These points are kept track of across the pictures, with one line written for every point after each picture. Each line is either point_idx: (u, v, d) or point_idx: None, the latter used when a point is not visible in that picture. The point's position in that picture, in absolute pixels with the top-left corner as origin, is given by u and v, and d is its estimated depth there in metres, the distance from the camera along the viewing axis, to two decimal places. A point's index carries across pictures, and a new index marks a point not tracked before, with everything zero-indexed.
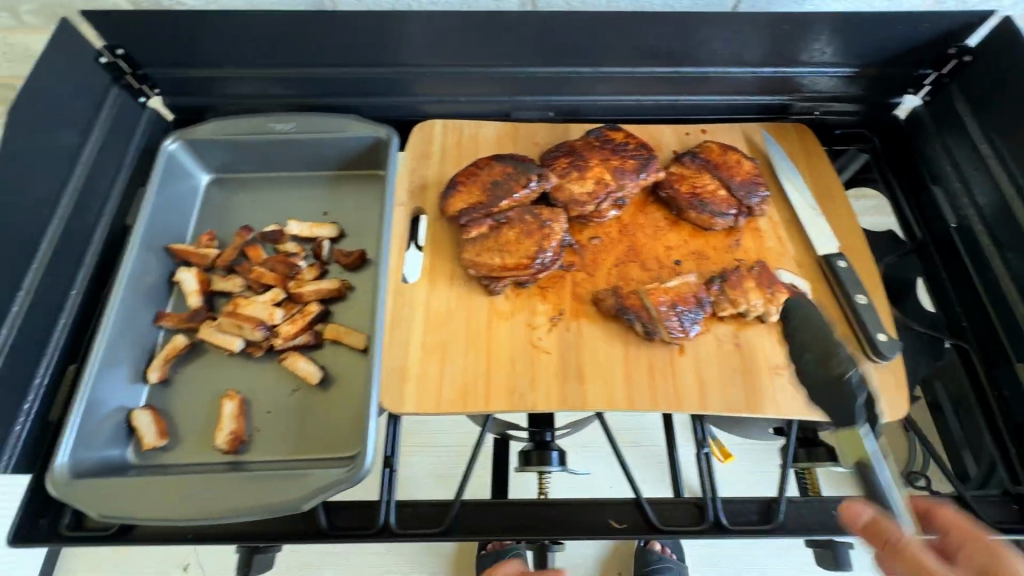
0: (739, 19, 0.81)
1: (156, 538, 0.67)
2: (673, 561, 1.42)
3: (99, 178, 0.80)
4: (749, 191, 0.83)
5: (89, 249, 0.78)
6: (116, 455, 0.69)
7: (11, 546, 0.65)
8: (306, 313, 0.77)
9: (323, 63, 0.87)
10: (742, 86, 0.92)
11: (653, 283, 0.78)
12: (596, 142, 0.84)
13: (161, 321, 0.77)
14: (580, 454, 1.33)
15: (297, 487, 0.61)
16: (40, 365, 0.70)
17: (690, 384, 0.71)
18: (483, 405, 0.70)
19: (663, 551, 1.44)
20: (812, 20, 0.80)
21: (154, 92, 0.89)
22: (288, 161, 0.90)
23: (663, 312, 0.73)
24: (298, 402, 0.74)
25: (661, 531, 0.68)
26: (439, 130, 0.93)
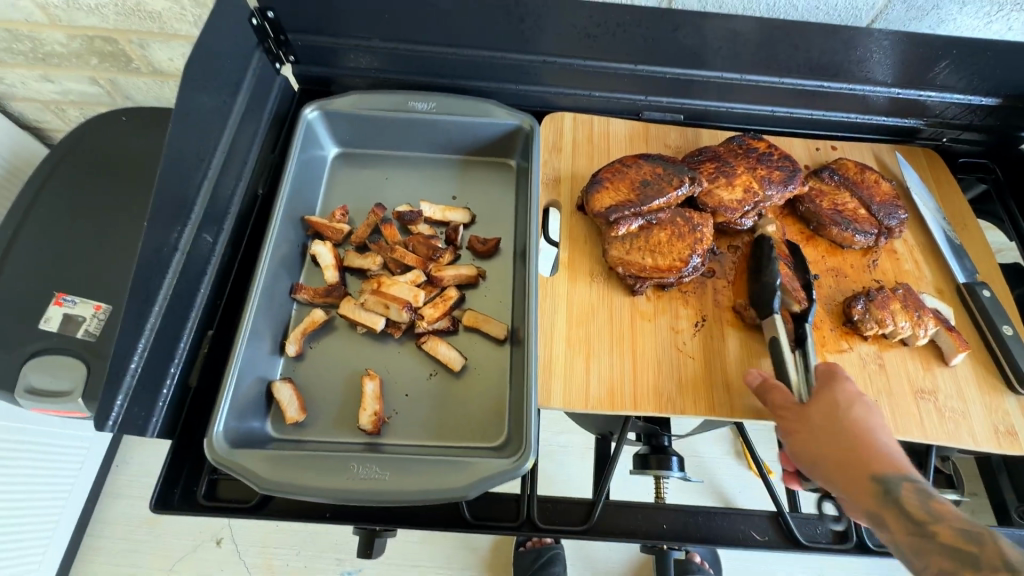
0: (901, 38, 0.78)
1: (293, 513, 0.65)
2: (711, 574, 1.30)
3: (240, 142, 0.79)
4: (889, 212, 0.83)
5: (228, 212, 0.76)
6: (257, 427, 0.67)
7: (152, 512, 0.62)
8: (448, 298, 0.76)
9: (461, 44, 0.84)
10: (875, 107, 0.90)
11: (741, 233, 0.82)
12: (741, 150, 0.83)
13: (297, 294, 0.76)
14: (693, 461, 1.45)
15: (463, 475, 0.61)
16: (185, 328, 0.68)
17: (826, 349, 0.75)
18: (630, 407, 0.70)
19: (702, 563, 1.32)
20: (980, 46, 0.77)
21: (289, 59, 0.87)
22: (418, 143, 0.89)
23: (791, 283, 0.73)
24: (435, 388, 0.73)
25: (802, 545, 0.68)
26: (570, 124, 0.91)
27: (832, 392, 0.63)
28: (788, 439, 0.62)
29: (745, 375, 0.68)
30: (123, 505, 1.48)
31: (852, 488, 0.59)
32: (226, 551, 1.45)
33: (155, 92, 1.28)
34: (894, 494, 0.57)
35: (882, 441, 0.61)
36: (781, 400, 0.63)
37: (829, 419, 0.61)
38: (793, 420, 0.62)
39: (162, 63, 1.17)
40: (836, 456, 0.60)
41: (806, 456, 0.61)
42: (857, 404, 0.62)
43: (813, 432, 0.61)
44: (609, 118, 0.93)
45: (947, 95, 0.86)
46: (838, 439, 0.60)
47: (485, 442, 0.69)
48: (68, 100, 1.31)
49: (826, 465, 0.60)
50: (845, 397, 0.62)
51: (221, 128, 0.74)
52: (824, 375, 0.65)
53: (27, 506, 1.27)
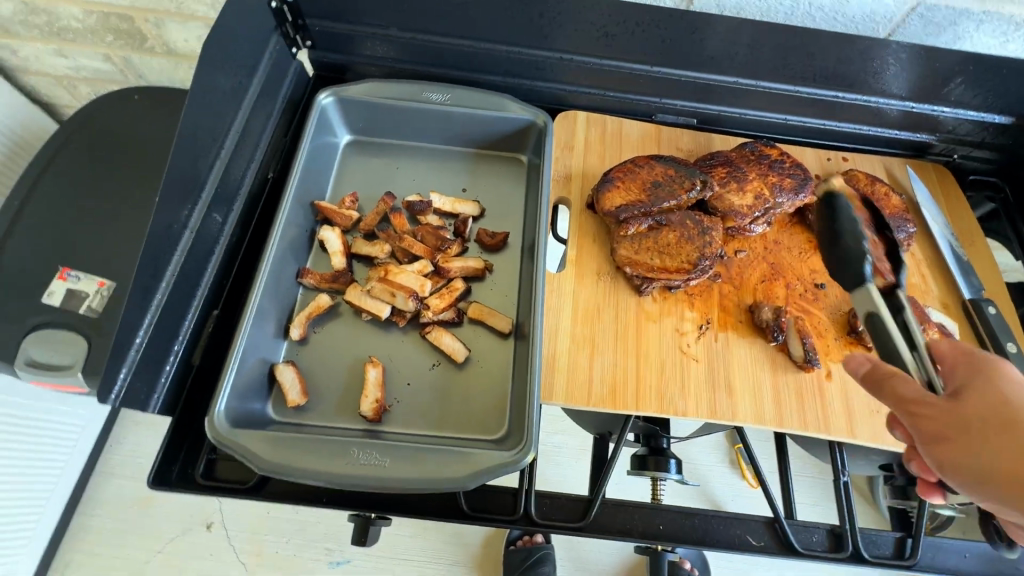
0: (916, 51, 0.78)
1: (290, 497, 0.64)
2: None
3: (253, 124, 0.79)
4: (898, 226, 0.83)
5: (239, 192, 0.76)
6: (258, 408, 0.67)
7: (149, 488, 0.62)
8: (454, 290, 0.76)
9: (477, 37, 0.84)
10: (887, 120, 0.90)
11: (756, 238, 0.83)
12: (753, 156, 0.83)
13: (303, 278, 0.76)
14: (690, 465, 1.45)
15: (463, 466, 0.61)
16: (191, 306, 0.68)
17: (831, 358, 0.75)
18: (633, 406, 0.70)
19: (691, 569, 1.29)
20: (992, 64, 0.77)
21: (306, 44, 0.87)
22: (431, 134, 0.89)
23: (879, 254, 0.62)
24: (438, 378, 0.73)
25: (797, 553, 0.68)
26: (583, 123, 0.91)
27: (981, 385, 0.53)
28: (936, 449, 0.53)
29: (848, 363, 0.59)
30: (114, 484, 1.48)
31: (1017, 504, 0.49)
32: (215, 536, 1.45)
33: (169, 73, 1.28)
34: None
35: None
36: (915, 395, 0.53)
37: (986, 422, 0.52)
38: (937, 424, 0.52)
39: (177, 43, 1.17)
40: (1001, 467, 0.50)
41: (957, 467, 0.52)
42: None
43: (966, 438, 0.52)
44: (622, 119, 0.93)
45: (959, 111, 0.86)
46: (1012, 448, 0.50)
47: (486, 435, 0.69)
48: (81, 76, 1.31)
49: (996, 481, 0.50)
50: (1005, 389, 0.53)
51: (236, 110, 0.74)
52: (962, 358, 0.56)
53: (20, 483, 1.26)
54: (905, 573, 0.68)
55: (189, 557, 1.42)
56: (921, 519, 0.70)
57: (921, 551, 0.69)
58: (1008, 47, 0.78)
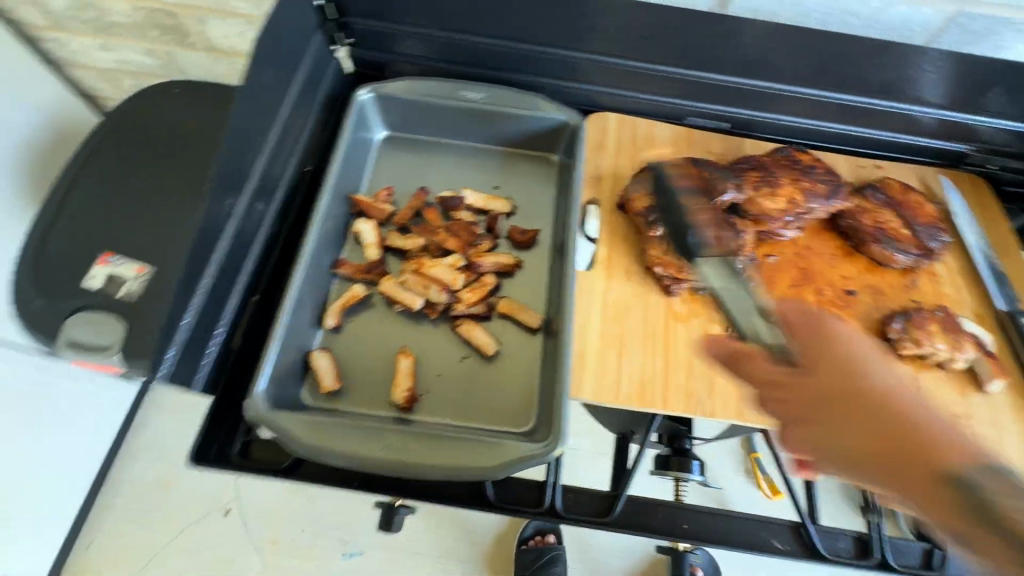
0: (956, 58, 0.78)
1: (322, 480, 0.66)
2: None
3: (295, 118, 0.81)
4: (932, 234, 0.82)
5: (280, 184, 0.78)
6: (293, 393, 0.69)
7: (189, 465, 0.64)
8: (485, 284, 0.78)
9: (513, 37, 0.85)
10: (922, 128, 0.89)
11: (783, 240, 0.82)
12: (786, 161, 0.83)
13: (339, 268, 0.78)
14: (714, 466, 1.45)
15: (493, 456, 0.62)
16: (232, 292, 0.70)
17: None
18: (661, 405, 0.70)
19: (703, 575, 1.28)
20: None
21: (346, 41, 0.89)
22: (465, 131, 0.91)
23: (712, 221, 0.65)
24: (467, 371, 0.74)
25: (824, 558, 0.67)
26: (614, 124, 0.92)
27: (828, 349, 0.53)
28: (803, 432, 0.53)
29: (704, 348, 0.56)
30: (138, 467, 1.52)
31: (907, 491, 0.47)
32: (233, 522, 1.48)
33: (207, 68, 1.31)
34: (950, 480, 0.45)
35: (899, 406, 0.50)
36: (771, 375, 0.53)
37: (832, 390, 0.52)
38: (802, 404, 0.52)
39: (218, 39, 1.20)
40: (851, 439, 0.50)
41: (824, 447, 0.52)
42: (873, 365, 0.53)
43: (831, 416, 0.52)
44: (653, 121, 0.93)
45: (997, 120, 0.85)
46: (860, 421, 0.50)
47: (513, 428, 0.70)
48: (123, 69, 1.35)
49: (848, 456, 0.50)
50: (847, 352, 0.53)
51: (280, 104, 0.77)
52: (800, 323, 0.54)
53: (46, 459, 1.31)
54: None
55: (208, 541, 1.46)
56: None
57: None
58: None
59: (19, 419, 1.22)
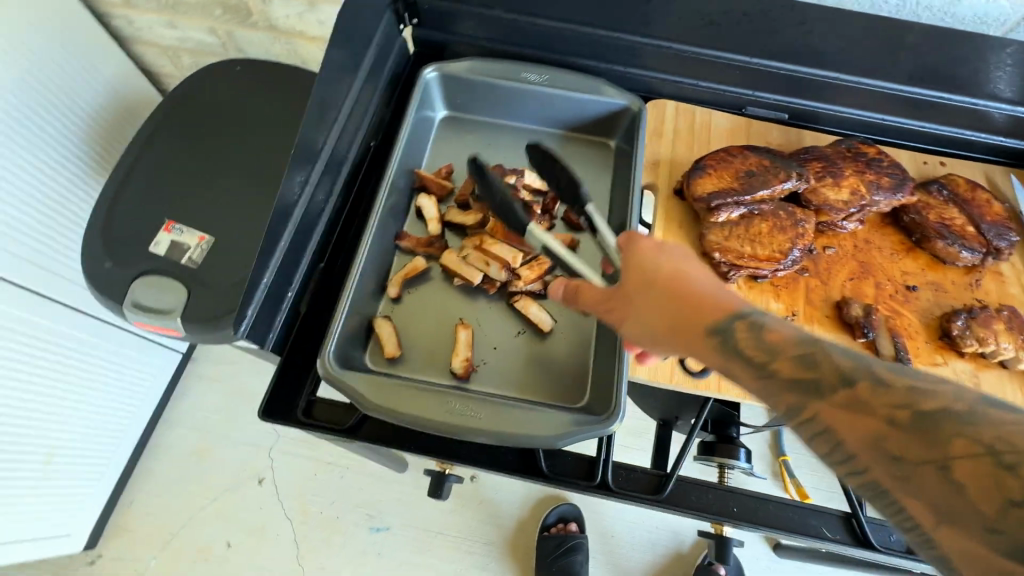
0: None
1: (382, 441, 0.68)
2: None
3: (363, 95, 0.84)
4: (999, 233, 0.81)
5: (347, 158, 0.81)
6: (357, 357, 0.72)
7: (260, 419, 0.68)
8: (543, 262, 0.79)
9: (576, 21, 0.86)
10: (993, 125, 0.87)
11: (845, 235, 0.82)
12: (850, 153, 0.82)
13: (401, 241, 0.81)
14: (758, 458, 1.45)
15: (551, 426, 0.64)
16: (302, 258, 0.73)
17: (921, 359, 0.74)
18: (716, 389, 0.71)
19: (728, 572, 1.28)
20: None
21: (411, 22, 0.92)
22: (523, 114, 0.92)
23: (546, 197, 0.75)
24: (522, 346, 0.75)
25: (876, 549, 0.67)
26: (672, 112, 0.92)
27: (632, 248, 0.60)
28: (623, 326, 0.58)
29: (552, 289, 0.66)
30: (180, 432, 1.58)
31: (714, 363, 0.52)
32: (266, 490, 1.53)
33: (265, 48, 1.35)
34: (736, 344, 0.51)
35: (707, 291, 0.55)
36: (594, 292, 0.61)
37: (637, 280, 0.57)
38: (613, 304, 0.59)
39: (279, 19, 1.24)
40: (665, 321, 0.55)
41: (639, 331, 0.56)
42: (654, 252, 0.58)
43: (619, 295, 0.58)
44: (711, 110, 0.93)
45: None
46: (655, 303, 0.56)
47: (567, 403, 0.72)
48: (185, 47, 1.40)
49: (665, 342, 0.55)
50: (642, 249, 0.59)
51: (352, 79, 0.80)
52: (627, 246, 0.61)
53: (96, 416, 1.38)
54: None
55: (244, 506, 1.51)
56: None
57: None
58: None
59: (78, 376, 1.29)
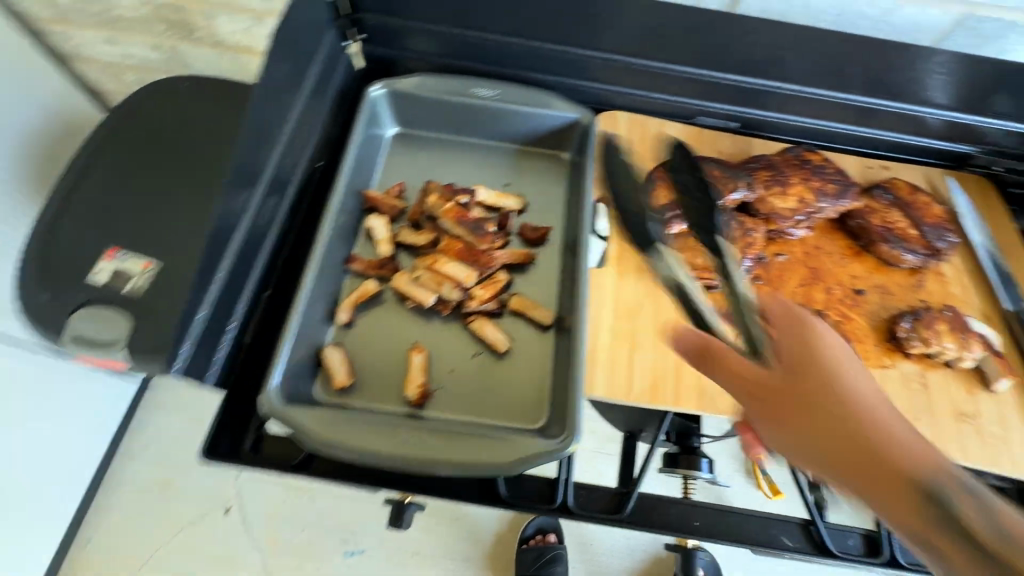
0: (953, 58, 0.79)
1: (334, 474, 0.66)
2: None
3: (308, 113, 0.81)
4: (939, 235, 0.83)
5: (292, 180, 0.78)
6: (306, 388, 0.69)
7: (203, 459, 0.64)
8: (497, 281, 0.78)
9: (524, 35, 0.85)
10: (929, 129, 0.90)
11: (794, 242, 0.83)
12: (796, 161, 0.84)
13: (350, 264, 0.78)
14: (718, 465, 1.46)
15: (508, 452, 0.62)
16: (244, 288, 0.69)
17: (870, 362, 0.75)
18: (672, 402, 0.70)
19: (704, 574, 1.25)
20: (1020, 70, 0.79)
21: (358, 37, 0.88)
22: (475, 129, 0.91)
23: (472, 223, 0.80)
24: (480, 368, 0.74)
25: (833, 554, 0.68)
26: (624, 123, 0.92)
27: (809, 346, 0.52)
28: (765, 427, 0.51)
29: (674, 335, 0.54)
30: (138, 465, 1.50)
31: (896, 514, 0.44)
32: (233, 521, 1.47)
33: (214, 64, 1.30)
34: (937, 505, 0.42)
35: (872, 410, 0.48)
36: (749, 369, 0.51)
37: (809, 389, 0.50)
38: (765, 400, 0.51)
39: (226, 34, 1.19)
40: (828, 444, 0.48)
41: (798, 447, 0.49)
42: (844, 368, 0.50)
43: (777, 400, 0.50)
44: (663, 121, 0.93)
45: (1001, 121, 0.86)
46: (823, 416, 0.49)
47: (526, 424, 0.70)
48: (128, 65, 1.34)
49: (811, 455, 0.49)
50: (824, 346, 0.52)
51: (295, 99, 0.77)
52: (791, 326, 0.53)
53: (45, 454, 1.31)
54: None
55: (210, 539, 1.45)
56: None
57: None
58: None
59: (23, 413, 1.21)
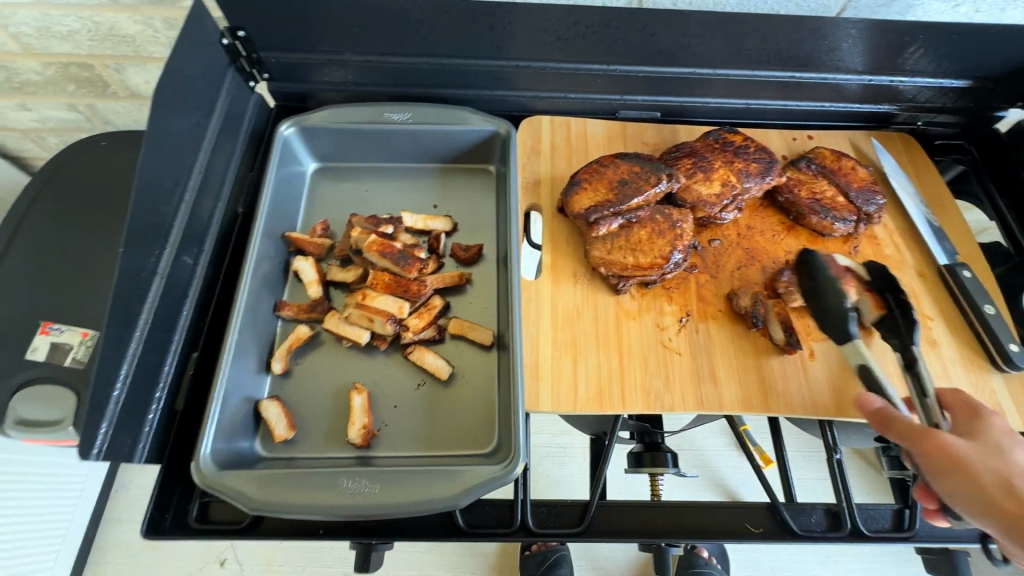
0: (855, 25, 0.78)
1: (285, 532, 0.64)
2: (717, 568, 1.18)
3: (217, 160, 0.79)
4: (868, 198, 0.83)
5: (210, 232, 0.76)
6: (246, 447, 0.67)
7: (143, 539, 0.62)
8: (433, 307, 0.77)
9: (430, 53, 0.83)
10: (847, 95, 0.90)
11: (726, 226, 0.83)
12: (718, 144, 0.84)
13: (281, 311, 0.76)
14: (684, 456, 1.44)
15: (453, 484, 0.61)
16: (168, 353, 0.67)
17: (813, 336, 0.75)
18: (620, 406, 0.70)
19: (708, 557, 1.20)
20: (919, 29, 0.78)
21: (262, 76, 0.87)
22: (397, 153, 0.89)
23: (396, 251, 0.78)
24: (425, 398, 0.72)
25: (797, 535, 0.68)
26: (548, 127, 0.91)
27: (987, 427, 0.59)
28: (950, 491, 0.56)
29: (859, 401, 0.62)
30: (122, 532, 1.40)
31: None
32: (230, 572, 1.36)
33: (134, 116, 1.24)
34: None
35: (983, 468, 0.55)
36: (930, 436, 0.57)
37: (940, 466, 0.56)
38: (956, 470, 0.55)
39: (139, 86, 1.14)
40: (1007, 502, 0.54)
41: (972, 489, 0.55)
42: (1008, 442, 0.58)
43: (976, 461, 0.56)
44: (586, 119, 0.92)
45: (917, 79, 0.87)
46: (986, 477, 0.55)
47: (476, 450, 0.69)
48: (47, 128, 1.28)
49: (991, 514, 0.54)
50: (999, 436, 0.58)
51: (197, 150, 0.75)
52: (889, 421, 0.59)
53: (18, 550, 1.18)
54: (905, 544, 0.68)
55: None
56: None
57: (920, 521, 0.69)
58: (935, 14, 0.79)
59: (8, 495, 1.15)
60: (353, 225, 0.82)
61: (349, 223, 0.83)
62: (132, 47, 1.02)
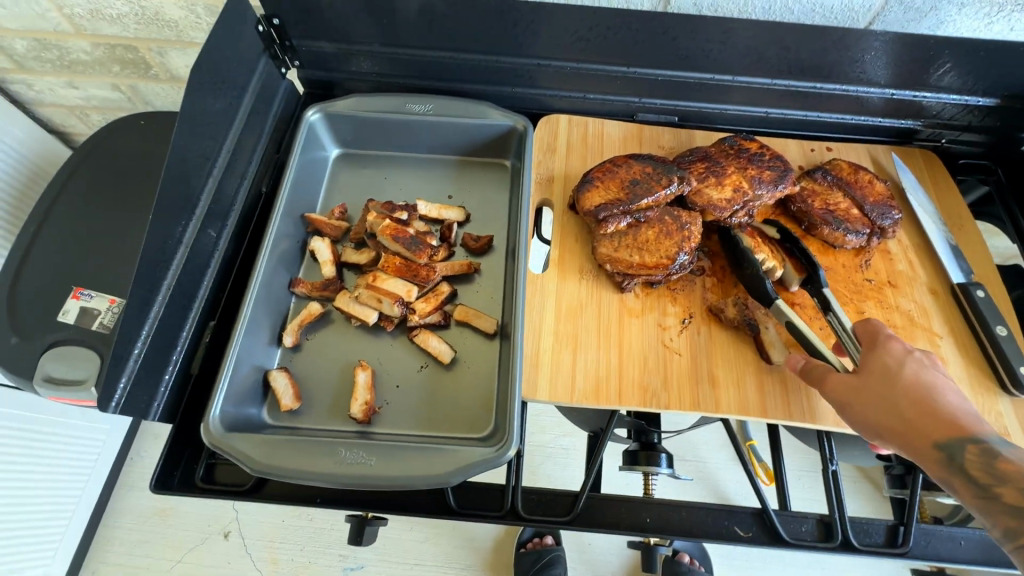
0: (880, 37, 0.78)
1: (284, 497, 0.67)
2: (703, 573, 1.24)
3: (246, 139, 0.83)
4: (883, 212, 0.82)
5: (234, 207, 0.80)
6: (253, 414, 0.70)
7: (152, 492, 0.65)
8: (439, 293, 0.79)
9: (455, 48, 0.86)
10: (869, 108, 0.90)
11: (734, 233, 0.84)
12: (732, 150, 0.84)
13: (296, 287, 0.79)
14: (681, 461, 1.43)
15: (445, 463, 0.62)
16: (186, 319, 0.71)
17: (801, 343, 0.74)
18: (616, 400, 0.71)
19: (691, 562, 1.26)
20: (946, 46, 0.77)
21: (294, 64, 0.91)
22: (416, 144, 0.92)
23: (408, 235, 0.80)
24: (426, 379, 0.75)
25: (785, 542, 0.68)
26: (565, 125, 0.93)
27: (883, 355, 0.62)
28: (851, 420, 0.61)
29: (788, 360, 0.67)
30: (135, 496, 1.46)
31: (923, 456, 0.57)
32: (234, 544, 1.41)
33: (172, 98, 1.31)
34: (959, 460, 0.55)
35: (881, 397, 0.60)
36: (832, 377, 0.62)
37: (842, 400, 0.61)
38: (856, 402, 0.60)
39: (179, 69, 1.19)
40: (896, 424, 0.59)
41: (863, 417, 0.60)
42: (904, 363, 0.61)
43: (865, 390, 0.61)
44: (604, 119, 0.94)
45: (943, 95, 0.86)
46: (883, 406, 0.59)
47: (472, 433, 0.71)
48: (92, 105, 1.35)
49: (888, 437, 0.59)
50: (895, 359, 0.62)
51: (228, 129, 0.78)
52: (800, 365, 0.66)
53: (39, 503, 1.24)
54: (898, 561, 0.67)
55: (207, 565, 1.38)
56: (913, 507, 0.69)
57: (913, 539, 0.68)
58: (963, 29, 0.79)
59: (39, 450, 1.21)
60: (371, 209, 0.85)
61: (367, 208, 0.85)
62: (176, 31, 1.08)
